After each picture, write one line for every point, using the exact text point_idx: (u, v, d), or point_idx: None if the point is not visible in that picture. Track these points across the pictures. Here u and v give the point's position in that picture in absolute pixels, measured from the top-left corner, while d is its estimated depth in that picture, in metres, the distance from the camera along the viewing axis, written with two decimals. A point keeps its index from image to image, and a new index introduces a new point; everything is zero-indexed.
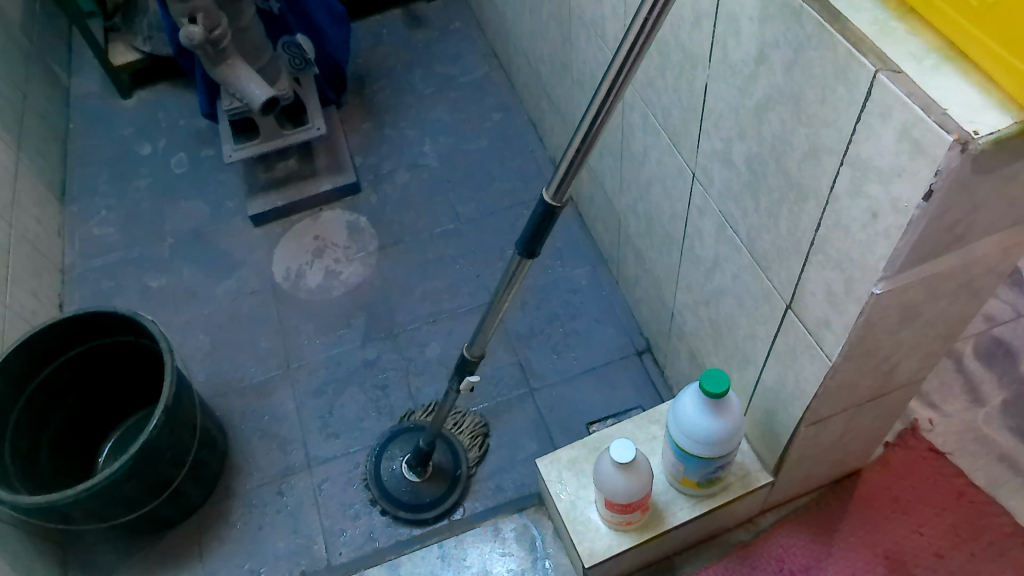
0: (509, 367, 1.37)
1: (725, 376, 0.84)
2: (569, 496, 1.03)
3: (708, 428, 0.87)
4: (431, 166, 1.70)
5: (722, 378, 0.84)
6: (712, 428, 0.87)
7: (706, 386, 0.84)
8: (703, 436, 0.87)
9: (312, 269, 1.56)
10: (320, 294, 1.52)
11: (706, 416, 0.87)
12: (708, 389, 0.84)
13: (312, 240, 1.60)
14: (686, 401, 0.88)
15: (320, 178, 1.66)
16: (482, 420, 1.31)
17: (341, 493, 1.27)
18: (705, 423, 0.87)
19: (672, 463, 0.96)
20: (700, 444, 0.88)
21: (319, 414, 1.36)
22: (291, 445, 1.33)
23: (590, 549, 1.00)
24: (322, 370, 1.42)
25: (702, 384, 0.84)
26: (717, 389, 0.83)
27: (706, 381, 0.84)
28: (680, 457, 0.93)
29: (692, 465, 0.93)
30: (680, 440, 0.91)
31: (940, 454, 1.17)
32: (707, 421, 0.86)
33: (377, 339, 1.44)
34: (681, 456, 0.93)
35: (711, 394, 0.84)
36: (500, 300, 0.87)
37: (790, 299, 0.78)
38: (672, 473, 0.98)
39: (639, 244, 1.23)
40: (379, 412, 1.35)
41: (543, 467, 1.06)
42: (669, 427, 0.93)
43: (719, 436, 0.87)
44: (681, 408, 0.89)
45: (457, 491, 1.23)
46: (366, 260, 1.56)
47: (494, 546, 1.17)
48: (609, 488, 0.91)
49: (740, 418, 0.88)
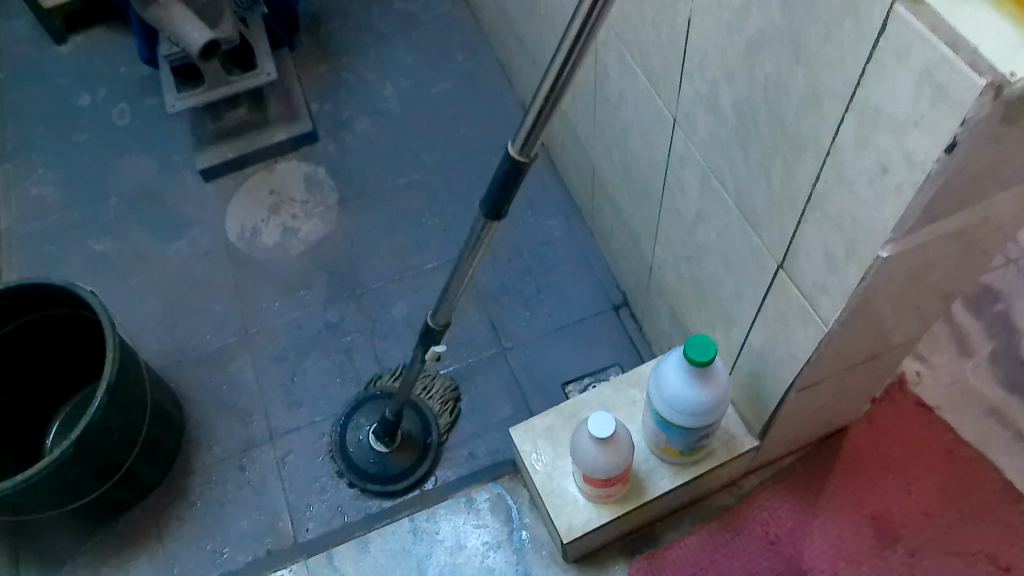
0: (480, 327, 1.30)
1: (714, 342, 0.76)
2: (545, 467, 0.98)
3: (692, 396, 0.81)
4: (393, 112, 1.59)
5: (711, 345, 0.76)
6: (697, 396, 0.80)
7: (690, 355, 0.76)
8: (687, 404, 0.81)
9: (268, 226, 1.46)
10: (277, 253, 1.43)
11: (691, 382, 0.80)
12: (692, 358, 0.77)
13: (267, 195, 1.51)
14: (670, 370, 0.82)
15: (274, 128, 1.54)
16: (453, 384, 1.24)
17: (306, 467, 1.21)
18: (688, 392, 0.81)
19: (654, 431, 0.91)
20: (684, 412, 0.82)
21: (280, 381, 1.29)
22: (252, 416, 1.26)
23: (568, 523, 0.94)
24: (281, 335, 1.34)
25: (685, 352, 0.77)
26: (706, 357, 0.76)
27: (692, 348, 0.76)
28: (662, 426, 0.88)
29: (677, 434, 0.87)
30: (661, 407, 0.84)
31: (927, 408, 1.13)
32: (692, 388, 0.80)
33: (340, 301, 1.36)
34: (664, 426, 0.87)
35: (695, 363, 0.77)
36: (462, 266, 0.79)
37: (781, 259, 0.71)
38: (654, 441, 0.93)
39: (614, 196, 1.15)
40: (343, 378, 1.28)
41: (517, 437, 1.00)
42: (650, 394, 0.87)
43: (703, 406, 0.81)
44: (664, 376, 0.82)
45: (427, 460, 1.17)
46: (326, 216, 1.47)
47: (468, 518, 1.11)
48: (588, 463, 0.85)
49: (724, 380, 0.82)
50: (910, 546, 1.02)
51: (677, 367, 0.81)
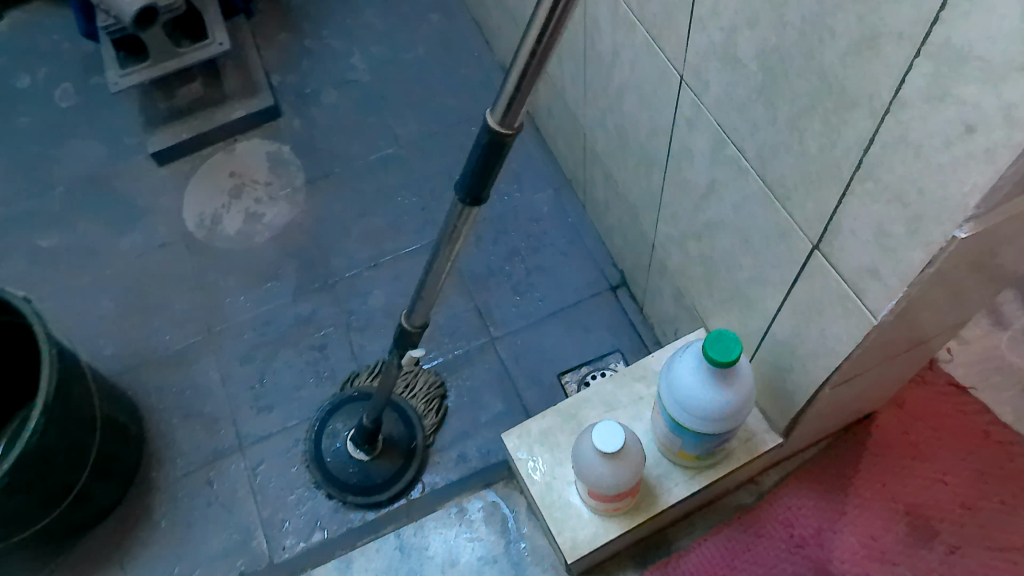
0: (465, 315, 1.18)
1: (738, 338, 0.65)
2: (543, 477, 0.87)
3: (711, 398, 0.70)
4: (362, 81, 1.46)
5: (734, 341, 0.65)
6: (716, 398, 0.69)
7: (709, 354, 0.65)
8: (706, 406, 0.70)
9: (230, 212, 1.34)
10: (240, 242, 1.30)
11: (710, 381, 0.69)
12: (713, 357, 0.65)
13: (227, 178, 1.37)
14: (686, 367, 0.70)
15: (231, 104, 1.40)
16: (438, 379, 1.13)
17: (279, 477, 1.10)
18: (707, 394, 0.70)
19: (665, 433, 0.80)
20: (702, 416, 0.71)
21: (249, 384, 1.18)
22: (218, 424, 1.15)
23: (572, 540, 0.84)
24: (248, 333, 1.22)
25: (703, 350, 0.65)
26: (729, 356, 0.65)
27: (711, 346, 0.65)
28: (675, 429, 0.77)
29: (692, 439, 0.76)
30: (675, 410, 0.73)
31: (961, 389, 1.02)
32: (711, 389, 0.69)
33: (311, 292, 1.24)
34: (678, 430, 0.76)
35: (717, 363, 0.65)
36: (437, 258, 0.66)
37: (817, 240, 0.60)
38: (665, 443, 0.82)
39: (609, 166, 1.03)
40: (317, 377, 1.17)
41: (510, 442, 0.89)
42: (662, 395, 0.75)
43: (723, 409, 0.70)
44: (679, 375, 0.71)
45: (413, 466, 1.06)
46: (293, 198, 1.34)
47: (459, 531, 1.01)
48: (593, 478, 0.74)
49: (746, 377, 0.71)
50: (949, 542, 0.92)
51: (694, 365, 0.70)
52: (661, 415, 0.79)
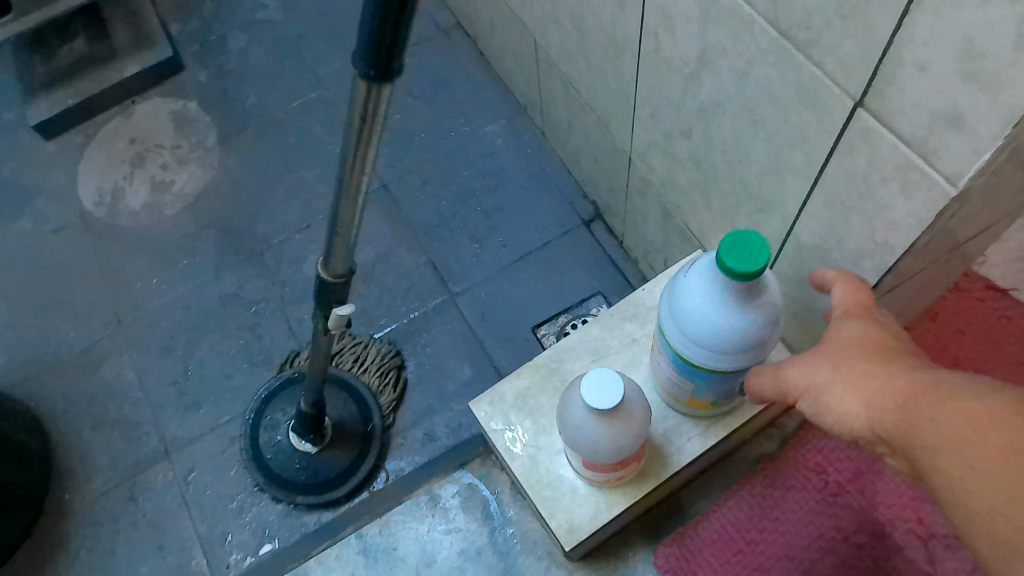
0: (417, 272, 1.01)
1: (765, 240, 0.48)
2: (525, 450, 0.71)
3: (727, 324, 0.53)
4: (273, 20, 1.26)
5: (761, 244, 0.48)
6: (734, 324, 0.53)
7: (726, 262, 0.48)
8: (720, 337, 0.54)
9: (132, 184, 1.14)
10: (147, 216, 1.11)
11: (725, 304, 0.53)
12: (734, 268, 0.48)
13: (127, 145, 1.17)
14: (698, 288, 0.54)
15: (121, 60, 1.19)
16: (392, 348, 0.96)
17: (217, 485, 0.92)
18: (728, 317, 0.53)
19: (670, 377, 0.63)
20: (715, 349, 0.55)
21: (171, 379, 1.00)
22: (139, 430, 0.97)
23: (568, 523, 0.68)
24: (165, 320, 1.04)
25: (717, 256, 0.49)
26: (753, 266, 0.48)
27: (729, 252, 0.48)
28: (678, 367, 0.61)
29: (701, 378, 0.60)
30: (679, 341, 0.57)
31: (1002, 292, 0.88)
32: (726, 312, 0.53)
33: (235, 265, 1.06)
34: (682, 367, 0.60)
35: (740, 274, 0.48)
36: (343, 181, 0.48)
37: (862, 94, 0.44)
38: (667, 385, 0.66)
39: (569, 72, 0.86)
40: (251, 362, 0.99)
41: (480, 412, 0.73)
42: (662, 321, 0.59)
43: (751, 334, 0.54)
44: (690, 299, 0.54)
45: (372, 453, 0.90)
46: (204, 159, 1.15)
47: (434, 523, 0.84)
48: (588, 445, 0.58)
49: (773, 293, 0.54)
50: None
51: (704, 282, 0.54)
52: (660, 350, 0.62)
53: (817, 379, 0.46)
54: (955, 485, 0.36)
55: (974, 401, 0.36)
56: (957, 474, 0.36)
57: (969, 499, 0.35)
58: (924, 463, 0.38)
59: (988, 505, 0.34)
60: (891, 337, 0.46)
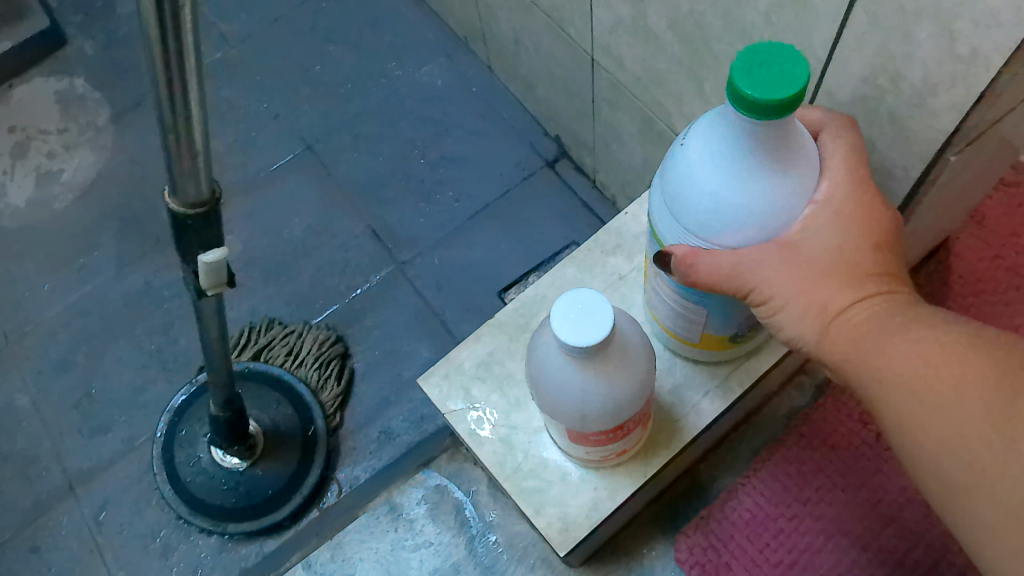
0: (356, 240, 0.84)
1: (803, 63, 0.35)
2: (497, 432, 0.54)
3: (753, 202, 0.38)
4: None
5: (795, 65, 0.35)
6: (762, 199, 0.38)
7: (742, 87, 0.35)
8: (716, 222, 0.39)
9: (14, 178, 0.96)
10: (33, 213, 0.93)
11: (734, 172, 0.38)
12: (763, 89, 0.35)
13: (4, 135, 0.99)
14: (710, 158, 0.38)
15: None
16: (332, 333, 0.79)
17: (134, 521, 0.75)
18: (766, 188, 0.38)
19: (669, 306, 0.47)
20: (706, 241, 0.40)
21: (72, 399, 0.82)
22: (36, 465, 0.80)
23: (561, 519, 0.52)
24: (61, 331, 0.86)
25: (730, 83, 0.35)
26: (780, 94, 0.34)
27: (748, 73, 0.35)
28: (655, 266, 0.46)
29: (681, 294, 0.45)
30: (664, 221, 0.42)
31: None
32: (752, 184, 0.38)
33: (141, 258, 0.89)
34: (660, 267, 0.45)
35: (770, 97, 0.34)
36: (154, 13, 0.31)
37: None
38: (656, 313, 0.50)
39: None
40: (168, 370, 0.82)
41: (434, 391, 0.56)
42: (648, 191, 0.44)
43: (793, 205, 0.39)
44: (702, 177, 0.39)
45: (317, 462, 0.73)
46: (98, 142, 0.97)
47: (397, 540, 0.68)
48: (572, 403, 0.42)
49: (803, 176, 0.39)
50: None
51: (709, 135, 0.38)
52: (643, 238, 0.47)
53: (780, 272, 0.39)
54: (912, 424, 0.36)
55: (936, 336, 0.36)
56: (919, 414, 0.36)
57: (921, 434, 0.36)
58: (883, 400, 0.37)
59: (934, 439, 0.35)
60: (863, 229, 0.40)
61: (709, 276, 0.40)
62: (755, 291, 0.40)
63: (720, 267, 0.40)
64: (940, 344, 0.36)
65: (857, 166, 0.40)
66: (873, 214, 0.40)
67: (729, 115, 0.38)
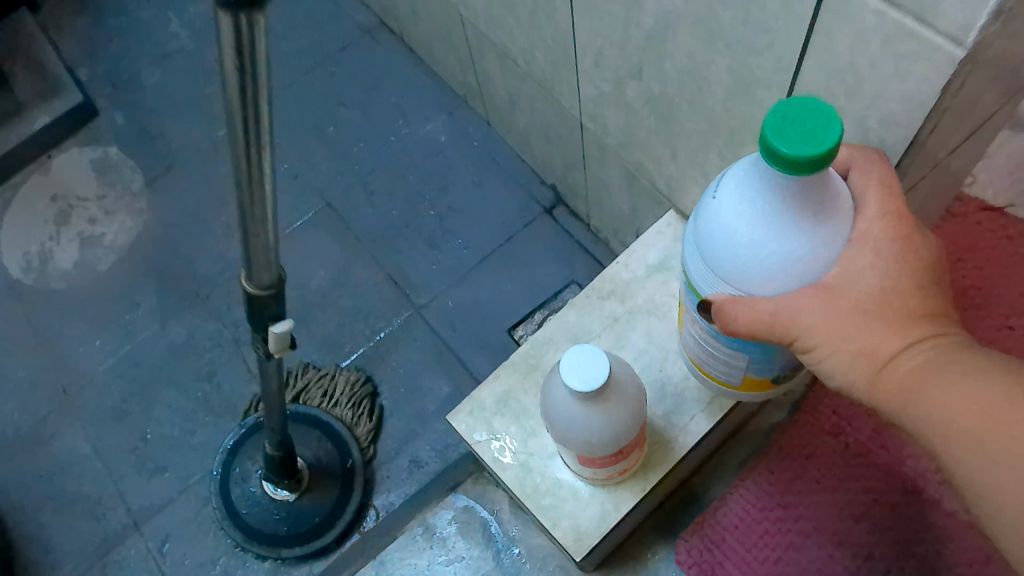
0: (376, 287, 0.94)
1: (837, 121, 0.39)
2: (516, 458, 0.63)
3: (786, 253, 0.42)
4: (187, 50, 1.18)
5: (830, 125, 0.38)
6: (792, 252, 0.42)
7: (778, 145, 0.39)
8: (743, 269, 0.44)
9: (60, 243, 1.05)
10: (80, 275, 1.02)
11: (763, 228, 0.42)
12: (798, 144, 0.38)
13: (48, 204, 1.08)
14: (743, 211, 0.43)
15: (29, 113, 1.11)
16: (362, 374, 0.88)
17: (193, 552, 0.84)
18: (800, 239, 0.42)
19: (703, 342, 0.53)
20: (732, 285, 0.45)
21: (129, 445, 0.91)
22: (101, 506, 0.89)
23: (574, 531, 0.60)
24: (114, 383, 0.95)
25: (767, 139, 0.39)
26: (812, 152, 0.38)
27: (784, 130, 0.39)
28: (693, 300, 0.51)
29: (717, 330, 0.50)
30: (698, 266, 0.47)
31: (995, 210, 0.81)
32: (784, 236, 0.42)
33: (182, 312, 0.98)
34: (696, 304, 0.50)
35: (806, 149, 0.38)
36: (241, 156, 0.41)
37: None
38: (697, 345, 0.55)
39: (501, 41, 0.78)
40: (214, 414, 0.91)
41: (461, 424, 0.65)
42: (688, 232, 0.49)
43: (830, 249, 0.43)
44: (737, 231, 0.43)
45: (356, 491, 0.82)
46: (134, 206, 1.06)
47: (433, 556, 0.76)
48: (580, 435, 0.51)
49: (832, 231, 0.43)
50: None
51: (740, 189, 0.43)
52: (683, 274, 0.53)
53: (824, 317, 0.41)
54: (963, 467, 0.37)
55: (981, 378, 0.37)
56: (966, 453, 0.37)
57: (973, 478, 0.37)
58: (929, 439, 0.39)
59: (987, 482, 0.37)
60: (906, 267, 0.41)
61: (747, 321, 0.43)
62: (799, 339, 0.42)
63: (758, 311, 0.43)
64: (985, 385, 0.37)
65: (893, 206, 0.43)
66: (915, 253, 0.42)
67: (763, 170, 0.42)
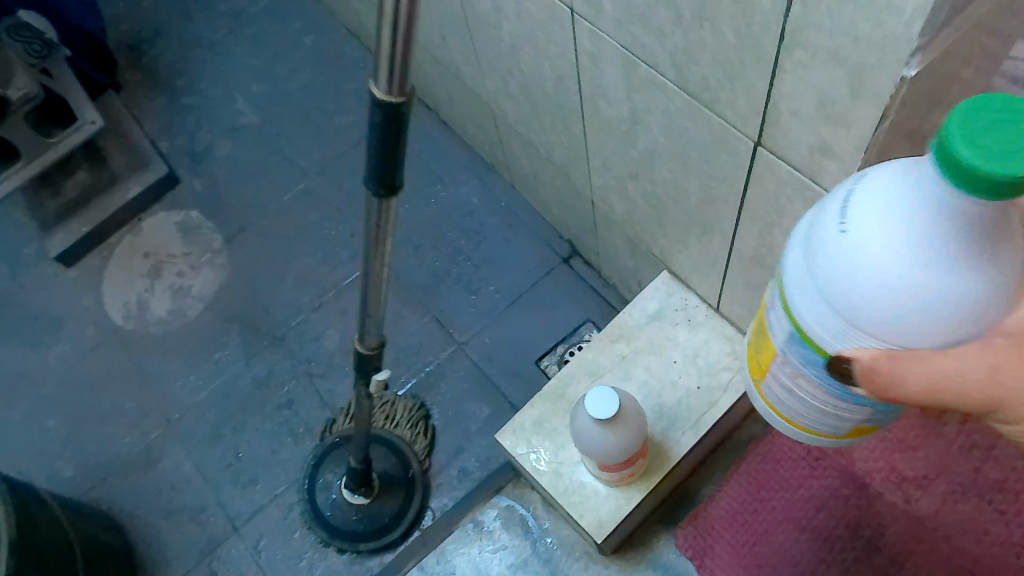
0: (424, 328, 1.13)
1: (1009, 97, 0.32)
2: (549, 466, 0.82)
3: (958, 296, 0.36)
4: (252, 124, 1.38)
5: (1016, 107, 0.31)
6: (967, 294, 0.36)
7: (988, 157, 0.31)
8: (917, 318, 0.37)
9: (155, 294, 1.25)
10: (174, 321, 1.22)
11: (932, 270, 0.36)
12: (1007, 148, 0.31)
13: (142, 260, 1.28)
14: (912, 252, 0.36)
15: (124, 184, 1.32)
16: (417, 401, 1.08)
17: (283, 548, 1.04)
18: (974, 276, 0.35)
19: (819, 401, 0.46)
20: (877, 336, 0.39)
21: (225, 462, 1.11)
22: (205, 513, 1.08)
23: (596, 520, 0.80)
24: (209, 411, 1.15)
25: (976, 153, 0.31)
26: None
27: (971, 131, 0.31)
28: (805, 356, 0.43)
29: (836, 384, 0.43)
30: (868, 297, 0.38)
31: None
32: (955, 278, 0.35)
33: (262, 351, 1.18)
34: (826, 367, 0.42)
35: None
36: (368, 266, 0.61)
37: (757, 136, 0.55)
38: (811, 404, 0.47)
39: (525, 133, 0.98)
40: (294, 436, 1.11)
41: (506, 441, 0.85)
42: (828, 260, 0.40)
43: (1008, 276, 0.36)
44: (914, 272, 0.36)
45: (417, 496, 1.02)
46: (216, 261, 1.26)
47: (482, 545, 0.95)
48: (598, 450, 0.70)
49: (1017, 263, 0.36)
50: None
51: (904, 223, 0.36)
52: (814, 307, 0.41)
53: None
54: None
55: None
56: None
57: None
58: None
59: None
60: None
61: (920, 389, 0.36)
62: (1005, 407, 0.36)
63: (940, 371, 0.36)
64: None
65: None
66: None
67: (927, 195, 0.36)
